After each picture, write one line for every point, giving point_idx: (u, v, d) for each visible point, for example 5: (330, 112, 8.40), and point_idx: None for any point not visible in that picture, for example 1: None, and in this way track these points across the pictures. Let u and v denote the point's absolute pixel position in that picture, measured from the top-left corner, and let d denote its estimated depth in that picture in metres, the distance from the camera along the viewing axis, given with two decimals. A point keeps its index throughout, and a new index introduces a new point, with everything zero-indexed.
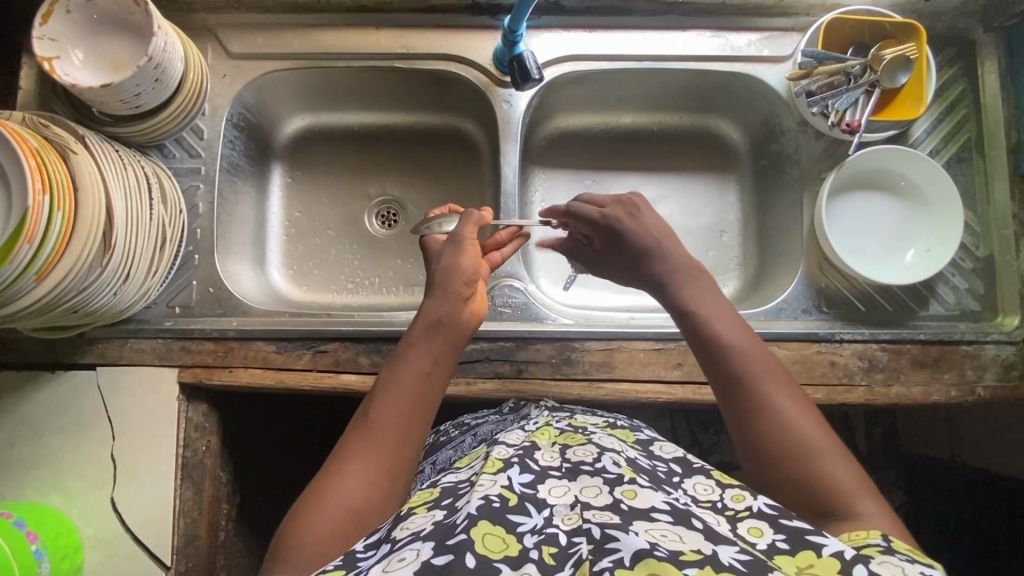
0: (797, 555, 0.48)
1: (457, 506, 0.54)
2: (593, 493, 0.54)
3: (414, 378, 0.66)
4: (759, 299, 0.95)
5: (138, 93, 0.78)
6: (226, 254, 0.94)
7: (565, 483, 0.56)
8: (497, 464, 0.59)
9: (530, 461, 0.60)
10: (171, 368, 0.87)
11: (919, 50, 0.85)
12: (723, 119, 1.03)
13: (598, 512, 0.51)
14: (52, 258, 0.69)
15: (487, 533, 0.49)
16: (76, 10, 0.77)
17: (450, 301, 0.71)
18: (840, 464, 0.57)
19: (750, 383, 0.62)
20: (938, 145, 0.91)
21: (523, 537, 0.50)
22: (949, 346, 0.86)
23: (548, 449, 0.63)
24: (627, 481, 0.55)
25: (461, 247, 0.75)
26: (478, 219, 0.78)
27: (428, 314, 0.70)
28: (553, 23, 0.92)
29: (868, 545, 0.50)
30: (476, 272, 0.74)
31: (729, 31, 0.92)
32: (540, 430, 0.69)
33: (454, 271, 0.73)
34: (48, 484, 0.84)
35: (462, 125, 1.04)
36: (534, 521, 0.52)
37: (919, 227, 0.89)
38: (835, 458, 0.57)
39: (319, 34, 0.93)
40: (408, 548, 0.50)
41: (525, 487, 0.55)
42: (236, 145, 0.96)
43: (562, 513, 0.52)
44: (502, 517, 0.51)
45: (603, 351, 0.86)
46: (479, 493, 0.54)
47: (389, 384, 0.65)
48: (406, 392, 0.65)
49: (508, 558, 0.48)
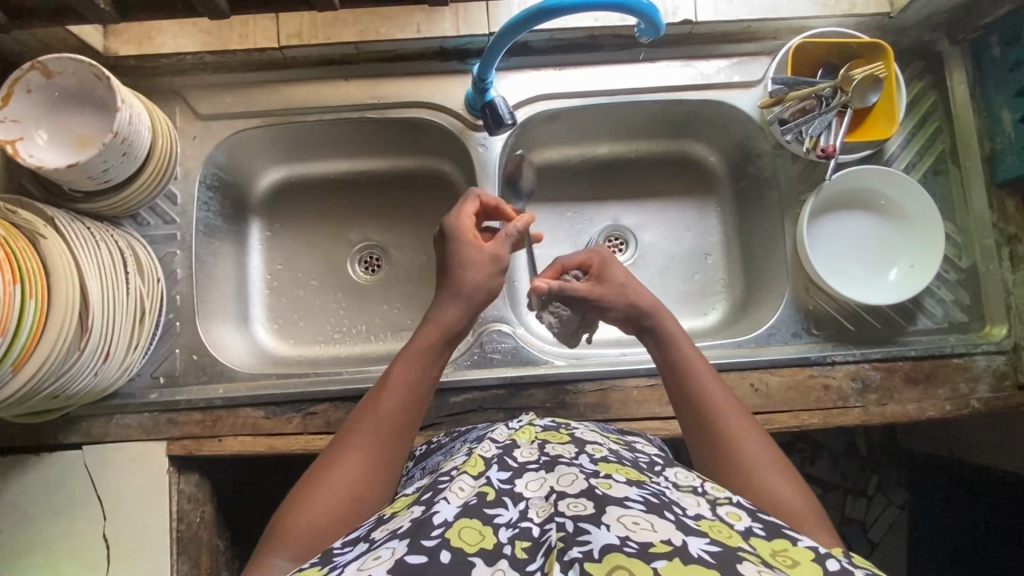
0: (771, 540, 0.49)
1: (435, 501, 0.53)
2: (569, 481, 0.53)
3: (421, 385, 0.66)
4: (747, 324, 0.94)
5: (106, 169, 0.76)
6: (208, 318, 0.93)
7: (542, 475, 0.55)
8: (477, 463, 0.58)
9: (509, 458, 0.59)
10: (159, 441, 0.85)
11: (888, 69, 0.84)
12: (698, 143, 1.03)
13: (573, 501, 0.50)
14: (26, 350, 0.68)
15: (464, 527, 0.49)
16: (37, 89, 0.75)
17: (465, 314, 0.70)
18: (797, 500, 0.58)
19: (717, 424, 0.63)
20: (913, 159, 0.91)
21: (499, 530, 0.49)
22: (941, 360, 0.86)
23: (528, 446, 0.62)
24: (603, 475, 0.55)
25: (495, 266, 0.72)
26: (515, 240, 0.73)
27: (438, 323, 0.69)
28: (523, 63, 0.92)
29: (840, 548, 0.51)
30: (496, 295, 0.73)
31: (699, 59, 0.92)
32: (522, 429, 0.68)
33: (476, 290, 0.71)
34: (41, 569, 0.82)
35: (440, 166, 1.03)
36: (511, 514, 0.50)
37: (899, 247, 0.89)
38: (791, 488, 0.59)
39: (288, 90, 0.92)
40: (385, 545, 0.49)
41: (504, 482, 0.55)
42: (211, 205, 0.95)
43: (537, 505, 0.52)
44: (479, 512, 0.51)
45: (597, 392, 0.85)
46: (457, 498, 0.53)
47: (398, 386, 0.65)
48: (413, 394, 0.65)
49: (482, 551, 0.47)
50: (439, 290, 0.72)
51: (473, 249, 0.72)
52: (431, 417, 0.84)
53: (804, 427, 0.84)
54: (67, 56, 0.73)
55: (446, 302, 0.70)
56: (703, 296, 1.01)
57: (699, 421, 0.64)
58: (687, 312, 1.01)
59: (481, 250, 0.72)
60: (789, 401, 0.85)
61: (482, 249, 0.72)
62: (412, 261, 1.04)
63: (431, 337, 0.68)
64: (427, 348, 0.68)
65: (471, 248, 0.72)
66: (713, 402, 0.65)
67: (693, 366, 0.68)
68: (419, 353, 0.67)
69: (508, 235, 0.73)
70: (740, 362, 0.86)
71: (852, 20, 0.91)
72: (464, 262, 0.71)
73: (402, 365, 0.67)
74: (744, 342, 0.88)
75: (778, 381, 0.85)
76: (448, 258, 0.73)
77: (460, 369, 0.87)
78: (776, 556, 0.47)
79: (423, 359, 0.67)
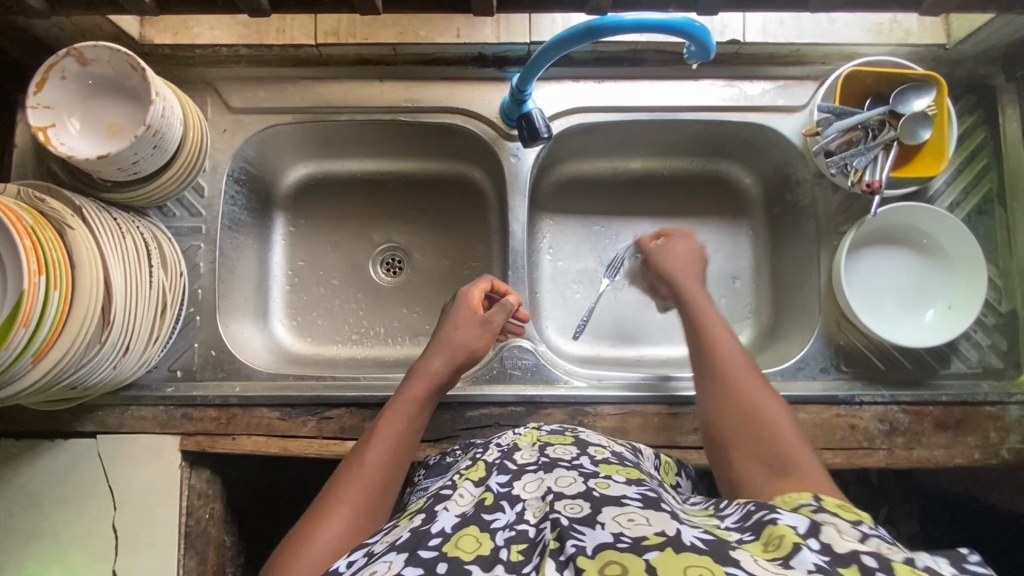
0: (762, 538, 0.46)
1: (435, 511, 0.53)
2: (567, 482, 0.53)
3: (409, 434, 0.68)
4: (772, 356, 0.92)
5: (136, 161, 0.75)
6: (228, 315, 0.92)
7: (539, 475, 0.56)
8: (479, 470, 0.60)
9: (509, 462, 0.60)
10: (173, 436, 0.85)
11: (939, 105, 0.82)
12: (734, 164, 1.00)
13: (569, 502, 0.49)
14: (48, 341, 0.67)
15: (462, 536, 0.48)
16: (72, 76, 0.75)
17: (448, 363, 0.74)
18: (783, 424, 0.61)
19: (727, 382, 0.66)
20: (958, 197, 0.88)
21: (495, 534, 0.49)
22: (972, 406, 0.84)
23: (529, 449, 0.63)
24: (602, 475, 0.55)
25: (482, 326, 0.78)
26: (510, 311, 0.80)
27: (421, 372, 0.73)
28: (562, 73, 0.90)
29: (800, 505, 0.51)
30: (480, 355, 0.77)
31: (743, 80, 0.89)
32: (527, 432, 0.69)
33: (459, 345, 0.76)
34: (50, 556, 0.82)
35: (470, 171, 1.01)
36: (507, 517, 0.51)
37: (938, 287, 0.86)
38: (779, 417, 0.62)
39: (321, 87, 0.91)
40: (381, 560, 0.47)
41: (502, 486, 0.56)
42: (237, 199, 0.93)
43: (534, 506, 0.52)
44: (477, 518, 0.51)
45: (617, 416, 0.84)
46: (457, 507, 0.54)
47: (386, 435, 0.66)
48: (401, 445, 0.66)
49: (479, 558, 0.46)
50: (430, 345, 0.77)
51: (466, 310, 0.79)
52: (446, 430, 0.83)
53: (827, 466, 0.82)
54: (102, 45, 0.73)
55: (436, 357, 0.74)
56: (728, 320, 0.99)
57: (701, 360, 0.70)
58: None
59: (473, 313, 0.79)
60: (813, 439, 0.83)
61: (475, 313, 0.79)
62: (434, 265, 1.03)
63: (421, 389, 0.72)
64: (411, 398, 0.70)
65: (467, 310, 0.79)
66: (717, 345, 0.70)
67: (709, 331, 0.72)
68: (409, 403, 0.70)
69: (504, 307, 0.80)
70: None
71: (905, 50, 0.88)
72: (458, 323, 0.78)
73: (391, 414, 0.68)
74: (771, 375, 0.86)
75: (803, 418, 0.83)
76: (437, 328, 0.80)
77: (479, 383, 0.85)
78: (766, 544, 0.46)
79: (411, 410, 0.69)
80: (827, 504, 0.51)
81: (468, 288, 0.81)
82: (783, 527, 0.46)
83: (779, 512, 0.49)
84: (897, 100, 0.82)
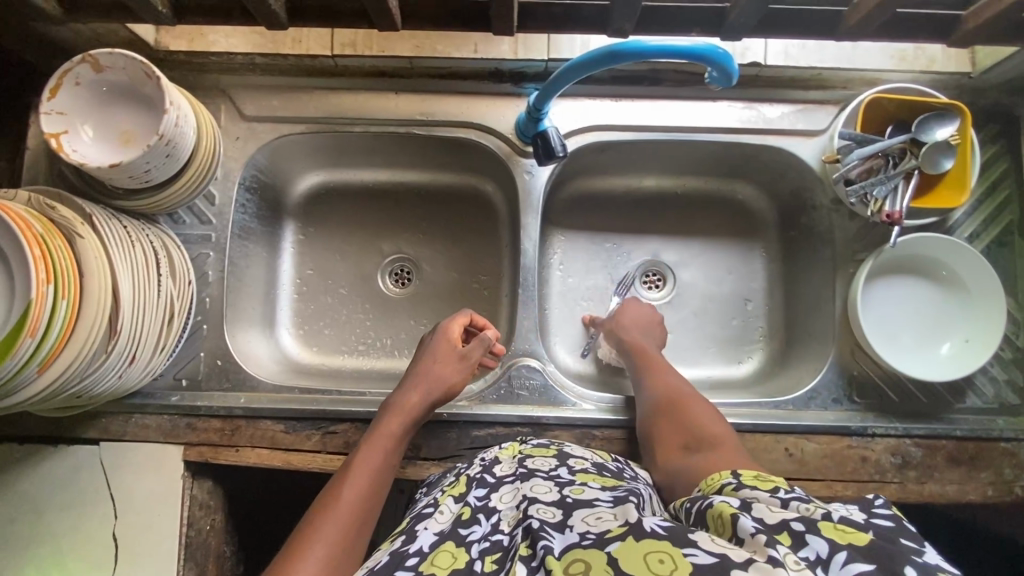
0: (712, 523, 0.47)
1: (415, 531, 0.53)
2: (542, 490, 0.54)
3: (385, 470, 0.68)
4: (783, 382, 0.91)
5: (148, 169, 0.74)
6: (235, 324, 0.91)
7: (515, 486, 0.57)
8: (460, 486, 0.60)
9: (488, 475, 0.61)
10: (176, 446, 0.84)
11: (963, 133, 0.80)
12: (750, 185, 0.99)
13: (542, 506, 0.51)
14: (54, 350, 0.66)
15: (440, 553, 0.49)
16: (86, 82, 0.74)
17: (425, 397, 0.75)
18: (714, 424, 0.69)
19: (667, 404, 0.75)
20: (978, 228, 0.87)
21: (471, 548, 0.50)
22: (987, 442, 0.82)
23: (509, 462, 0.64)
24: (577, 483, 0.56)
25: (461, 360, 0.80)
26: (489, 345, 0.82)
27: (398, 406, 0.74)
28: (579, 90, 0.89)
29: (724, 485, 0.53)
30: (456, 390, 0.79)
31: (763, 102, 0.88)
32: (509, 447, 0.69)
33: (437, 380, 0.77)
34: (48, 563, 0.81)
35: (482, 185, 1.01)
36: (483, 529, 0.52)
37: (954, 319, 0.85)
38: (711, 420, 0.70)
39: (336, 98, 0.90)
40: None
41: (480, 500, 0.57)
42: (248, 207, 0.93)
43: (509, 515, 0.53)
44: (454, 533, 0.52)
45: (625, 440, 0.83)
46: (436, 525, 0.54)
47: (362, 470, 0.66)
48: (377, 481, 0.66)
49: (454, 571, 0.47)
50: (406, 379, 0.78)
51: (445, 345, 0.81)
52: (451, 449, 0.82)
53: (837, 498, 0.81)
54: (117, 52, 0.72)
55: (413, 392, 0.76)
56: (739, 343, 0.98)
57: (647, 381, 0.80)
58: (722, 359, 0.97)
59: (452, 348, 0.80)
60: (823, 469, 0.81)
61: (454, 346, 0.81)
62: (443, 278, 1.02)
63: (398, 424, 0.72)
64: (388, 432, 0.71)
65: (445, 345, 0.81)
66: (659, 373, 0.80)
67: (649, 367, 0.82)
68: (386, 438, 0.71)
69: (483, 341, 0.82)
70: (776, 425, 0.82)
71: (927, 77, 0.87)
72: (436, 357, 0.79)
73: (367, 450, 0.69)
74: (783, 403, 0.85)
75: (814, 448, 0.82)
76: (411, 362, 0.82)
77: (485, 402, 0.84)
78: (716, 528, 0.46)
79: (387, 445, 0.70)
80: (746, 479, 0.52)
81: (447, 322, 0.83)
82: (720, 505, 0.47)
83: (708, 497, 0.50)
84: (919, 128, 0.80)
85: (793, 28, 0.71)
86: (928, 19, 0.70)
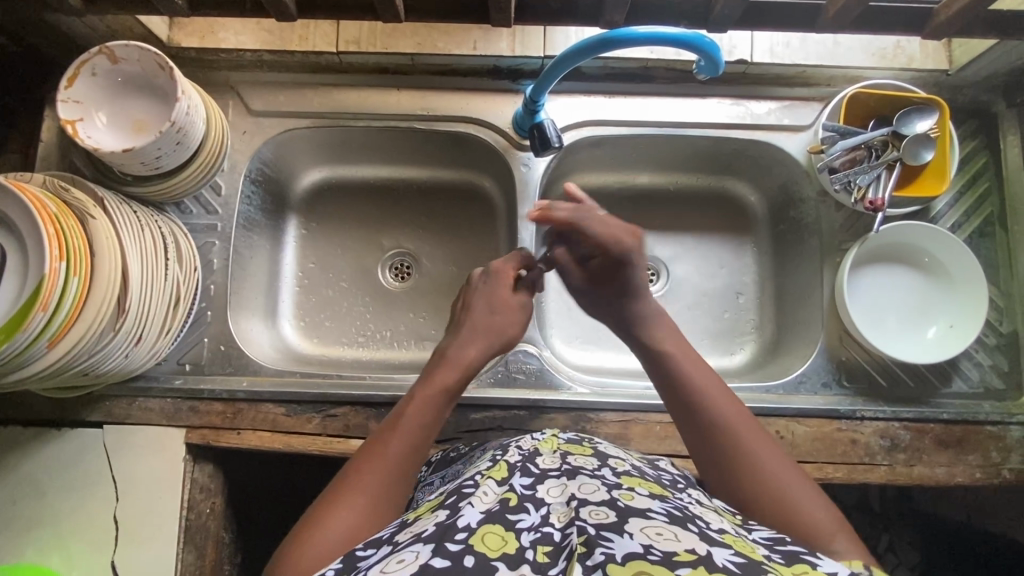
0: (793, 563, 0.46)
1: (459, 506, 0.51)
2: (591, 490, 0.52)
3: (433, 426, 0.64)
4: (776, 369, 0.93)
5: (159, 155, 0.77)
6: (238, 312, 0.93)
7: (562, 482, 0.54)
8: (502, 469, 0.57)
9: (530, 465, 0.58)
10: (178, 428, 0.86)
11: (942, 128, 0.83)
12: (741, 182, 1.02)
13: (595, 509, 0.49)
14: (65, 325, 0.68)
15: (488, 533, 0.47)
16: (102, 74, 0.78)
17: (477, 350, 0.71)
18: (813, 502, 0.57)
19: (720, 421, 0.62)
20: (960, 219, 0.90)
21: (521, 535, 0.47)
22: (973, 426, 0.84)
23: (550, 455, 0.61)
24: (626, 487, 0.54)
25: (518, 311, 0.76)
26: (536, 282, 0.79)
27: (453, 356, 0.69)
28: (574, 87, 0.92)
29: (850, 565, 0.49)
30: (511, 339, 0.75)
31: (750, 99, 0.92)
32: (545, 439, 0.66)
33: (488, 329, 0.73)
34: (49, 545, 0.82)
35: (480, 181, 1.04)
36: (533, 519, 0.49)
37: (941, 304, 0.88)
38: (806, 494, 0.57)
39: (339, 94, 0.94)
40: (408, 549, 0.46)
41: (526, 488, 0.53)
42: (253, 200, 0.96)
43: (558, 510, 0.50)
44: (501, 517, 0.49)
45: (619, 422, 0.85)
46: (481, 503, 0.51)
47: (414, 423, 0.62)
48: (426, 435, 0.63)
49: (504, 556, 0.45)
50: (460, 329, 0.73)
51: (506, 293, 0.76)
52: (449, 431, 0.84)
53: (827, 480, 0.82)
54: (134, 44, 0.76)
55: (469, 345, 0.71)
56: (731, 335, 0.99)
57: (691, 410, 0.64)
58: (715, 350, 0.99)
59: (511, 295, 0.76)
60: (813, 453, 0.83)
61: (503, 293, 0.75)
62: (442, 272, 1.04)
63: (451, 380, 0.67)
64: (441, 386, 0.66)
65: (508, 292, 0.76)
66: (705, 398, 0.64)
67: (681, 363, 0.67)
68: (437, 393, 0.66)
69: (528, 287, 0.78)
70: (769, 408, 0.84)
71: (908, 74, 0.91)
72: (496, 306, 0.74)
73: (417, 404, 0.64)
74: (773, 388, 0.87)
75: (805, 431, 0.83)
76: (464, 304, 0.76)
77: (484, 386, 0.86)
78: (799, 574, 0.45)
79: (437, 401, 0.65)
80: None
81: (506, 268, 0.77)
82: (820, 572, 0.45)
83: (820, 557, 0.48)
84: (901, 120, 0.84)
85: (774, 19, 0.75)
86: (904, 12, 0.74)
